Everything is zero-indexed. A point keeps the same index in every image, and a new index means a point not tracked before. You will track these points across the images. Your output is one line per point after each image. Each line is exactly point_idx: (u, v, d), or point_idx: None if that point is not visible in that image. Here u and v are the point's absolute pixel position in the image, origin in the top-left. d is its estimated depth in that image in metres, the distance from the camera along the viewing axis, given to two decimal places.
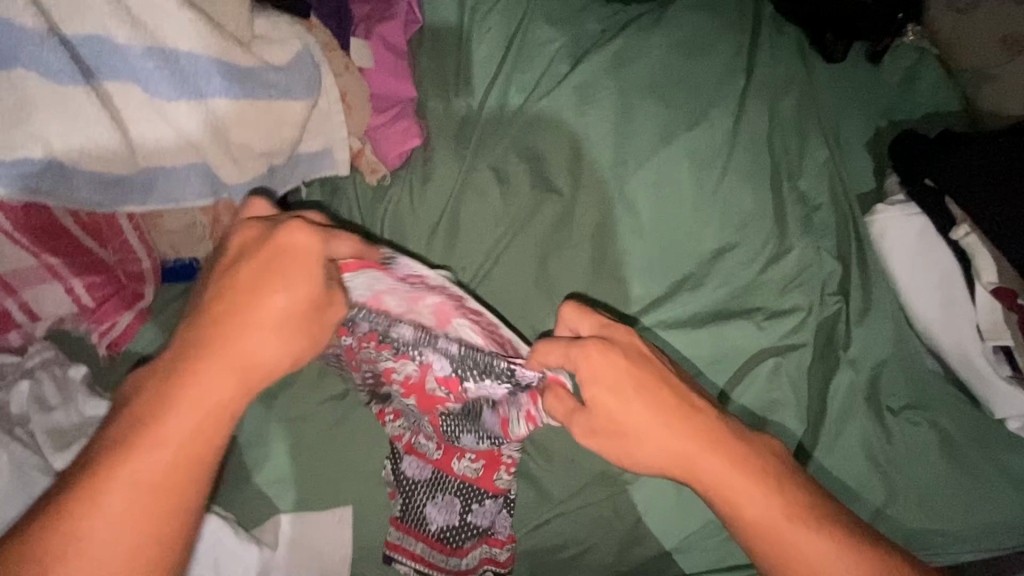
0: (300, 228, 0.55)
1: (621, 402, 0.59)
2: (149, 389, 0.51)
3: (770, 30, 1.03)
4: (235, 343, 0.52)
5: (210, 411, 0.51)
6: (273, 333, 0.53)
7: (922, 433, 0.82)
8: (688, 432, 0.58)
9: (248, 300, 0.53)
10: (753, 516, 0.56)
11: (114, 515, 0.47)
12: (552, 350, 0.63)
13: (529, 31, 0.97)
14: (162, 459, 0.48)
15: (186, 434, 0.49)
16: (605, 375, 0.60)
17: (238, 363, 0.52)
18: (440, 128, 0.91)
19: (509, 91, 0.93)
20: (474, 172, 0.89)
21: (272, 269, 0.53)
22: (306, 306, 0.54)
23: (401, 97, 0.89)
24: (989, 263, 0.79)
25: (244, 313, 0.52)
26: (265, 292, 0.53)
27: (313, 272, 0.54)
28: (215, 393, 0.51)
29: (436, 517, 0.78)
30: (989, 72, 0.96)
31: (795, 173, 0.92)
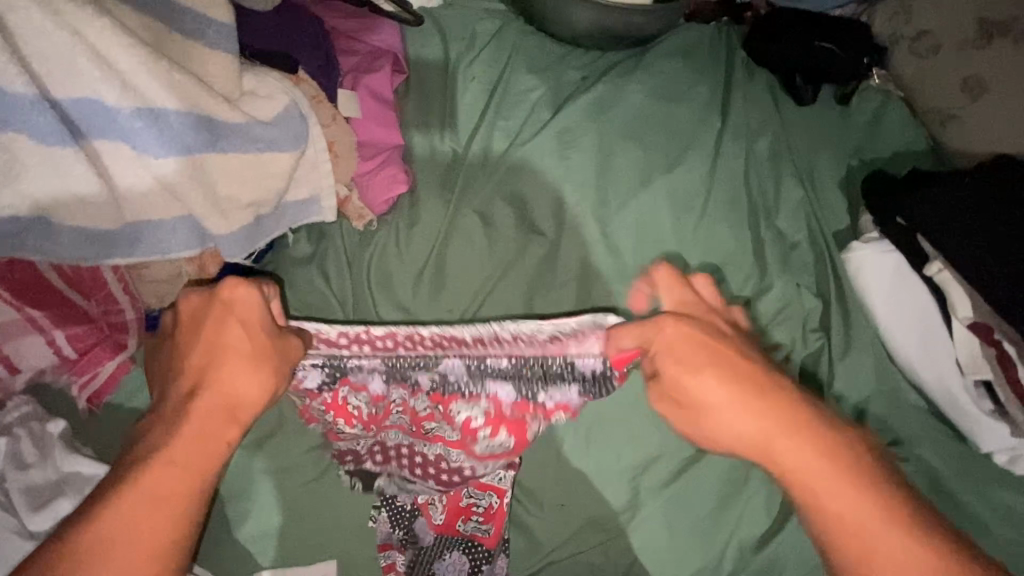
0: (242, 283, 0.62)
1: (700, 377, 0.61)
2: (149, 437, 0.56)
3: (743, 76, 1.08)
4: (216, 381, 0.59)
5: (201, 446, 0.56)
6: (246, 375, 0.59)
7: (909, 468, 0.82)
8: (768, 404, 0.60)
9: (215, 345, 0.60)
10: (836, 508, 0.55)
11: (119, 541, 0.51)
12: (625, 332, 0.66)
13: (511, 80, 1.01)
14: (158, 489, 0.53)
15: (182, 468, 0.54)
16: (681, 348, 0.63)
17: (221, 399, 0.58)
18: (426, 175, 0.93)
19: (493, 137, 0.96)
20: (460, 216, 0.91)
21: (226, 317, 0.61)
22: (262, 340, 0.61)
23: (387, 144, 0.92)
24: (963, 297, 0.81)
25: (216, 361, 0.59)
26: (224, 333, 0.60)
27: (263, 313, 0.62)
28: (202, 426, 0.56)
29: (445, 574, 0.78)
30: (951, 112, 1.00)
31: (772, 213, 0.95)
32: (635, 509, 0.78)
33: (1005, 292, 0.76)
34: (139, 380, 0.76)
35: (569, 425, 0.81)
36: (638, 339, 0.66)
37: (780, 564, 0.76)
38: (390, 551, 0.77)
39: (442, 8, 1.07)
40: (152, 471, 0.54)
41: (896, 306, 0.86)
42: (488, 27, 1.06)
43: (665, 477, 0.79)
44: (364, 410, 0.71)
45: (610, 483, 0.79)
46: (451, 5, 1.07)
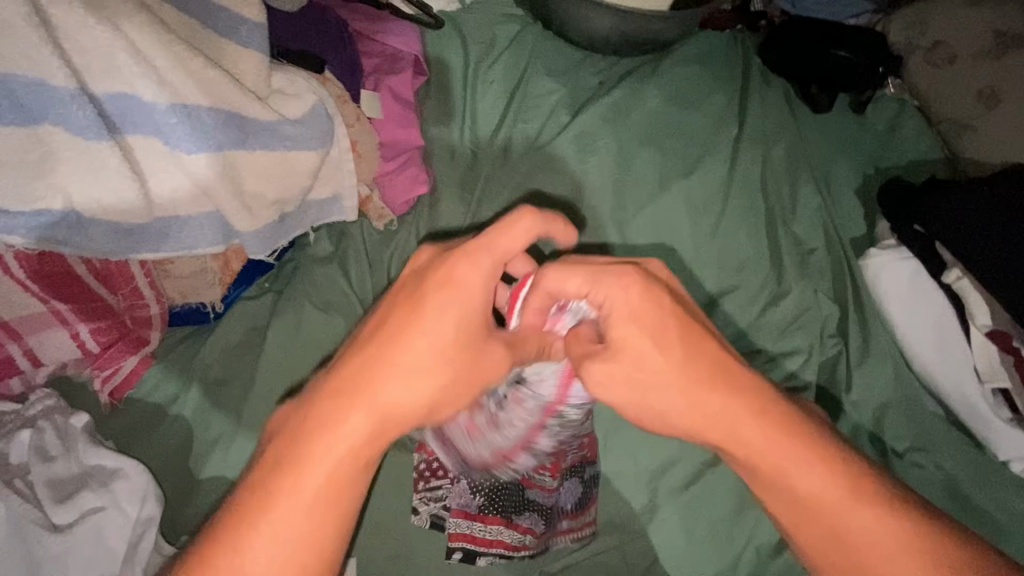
0: (467, 261, 0.51)
1: (644, 341, 0.53)
2: (298, 425, 0.49)
3: (759, 82, 1.08)
4: (384, 387, 0.49)
5: (357, 449, 0.48)
6: (416, 382, 0.49)
7: (928, 475, 0.82)
8: (723, 389, 0.53)
9: (394, 348, 0.49)
10: (795, 484, 0.52)
11: (263, 539, 0.46)
12: (573, 274, 0.55)
13: (530, 83, 1.02)
14: (308, 499, 0.47)
15: (330, 471, 0.48)
16: (635, 311, 0.53)
17: (380, 409, 0.49)
18: (446, 176, 0.94)
19: (512, 140, 0.97)
20: (480, 216, 0.91)
21: (439, 309, 0.50)
22: (459, 349, 0.51)
23: (408, 145, 0.92)
24: (982, 306, 0.81)
25: (390, 354, 0.49)
26: (412, 340, 0.50)
27: (477, 309, 0.51)
28: (361, 440, 0.48)
29: (565, 498, 0.76)
30: (965, 122, 1.01)
31: (789, 218, 0.95)
32: (653, 512, 0.78)
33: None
34: (159, 376, 0.76)
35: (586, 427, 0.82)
36: (587, 289, 0.55)
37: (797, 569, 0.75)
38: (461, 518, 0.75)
39: (461, 10, 1.08)
40: (308, 476, 0.47)
41: (913, 313, 0.86)
42: (507, 30, 1.07)
43: (683, 480, 0.79)
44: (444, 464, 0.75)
45: (628, 484, 0.79)
46: (470, 7, 1.08)
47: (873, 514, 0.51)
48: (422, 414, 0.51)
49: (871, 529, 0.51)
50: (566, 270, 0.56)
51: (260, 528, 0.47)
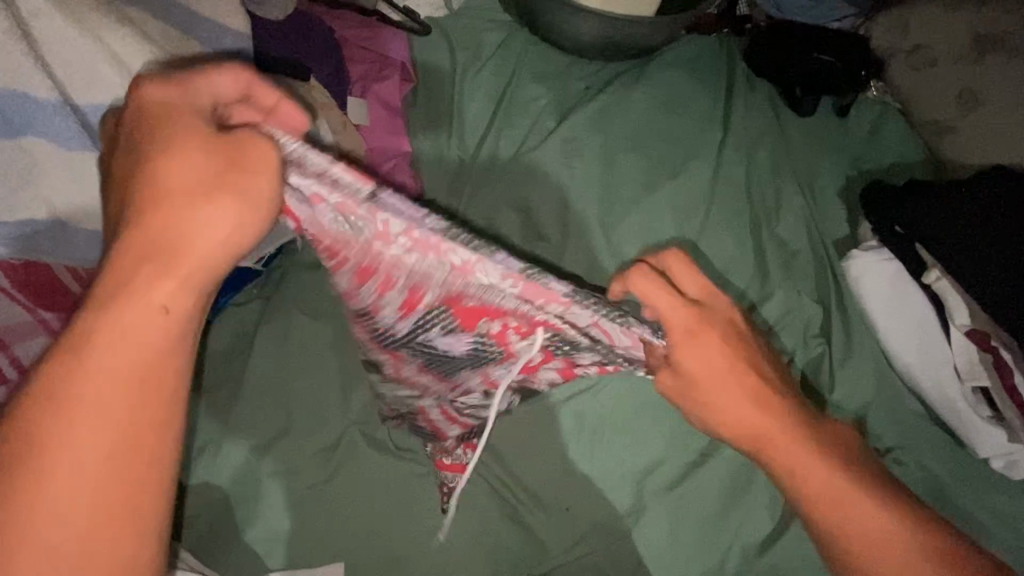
0: (162, 82, 0.45)
1: (705, 356, 0.55)
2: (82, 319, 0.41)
3: (743, 86, 1.10)
4: (163, 229, 0.41)
5: (158, 316, 0.41)
6: (203, 213, 0.42)
7: (910, 473, 0.82)
8: (760, 405, 0.56)
9: (152, 186, 0.42)
10: (820, 496, 0.54)
11: (69, 454, 0.38)
12: (649, 286, 0.55)
13: (517, 89, 1.03)
14: (106, 393, 0.39)
15: (132, 353, 0.40)
16: (694, 337, 0.55)
17: (169, 256, 0.41)
18: (433, 182, 0.95)
19: (499, 145, 0.98)
20: (467, 222, 0.92)
21: (173, 136, 0.43)
22: (220, 164, 0.42)
23: (394, 151, 0.93)
24: (961, 306, 0.83)
25: (156, 198, 0.42)
26: (165, 173, 0.42)
27: (202, 124, 0.44)
28: (155, 296, 0.41)
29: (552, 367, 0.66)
30: (946, 124, 1.02)
31: (773, 221, 0.97)
32: (639, 513, 0.79)
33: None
34: None
35: (573, 429, 0.82)
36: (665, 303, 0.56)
37: (781, 567, 0.76)
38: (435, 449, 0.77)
39: (448, 17, 1.09)
40: (102, 364, 0.40)
41: (893, 310, 0.87)
42: (494, 37, 1.08)
43: (668, 480, 0.80)
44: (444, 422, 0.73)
45: (614, 485, 0.80)
46: (458, 14, 1.09)
47: (891, 530, 0.52)
48: (224, 250, 0.43)
49: (892, 546, 0.52)
50: (649, 278, 0.55)
51: (64, 443, 0.38)
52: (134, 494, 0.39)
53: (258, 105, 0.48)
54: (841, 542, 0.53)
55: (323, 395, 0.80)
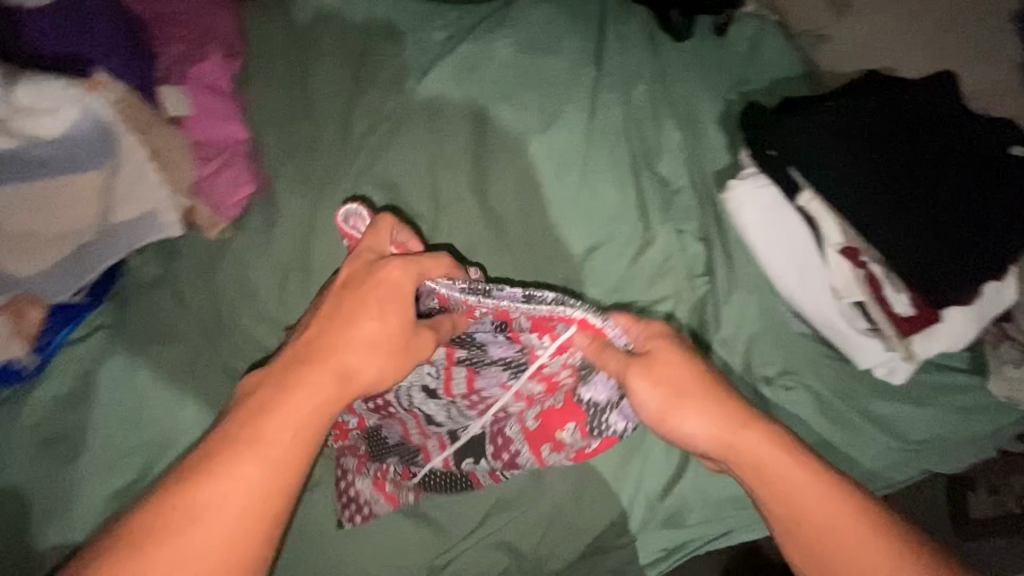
0: (358, 258, 0.65)
1: (675, 366, 0.66)
2: (264, 392, 0.56)
3: (617, 15, 1.03)
4: (331, 347, 0.59)
5: (311, 418, 0.56)
6: (368, 355, 0.60)
7: (798, 396, 0.83)
8: (729, 412, 0.64)
9: (340, 337, 0.60)
10: (790, 487, 0.61)
11: (214, 522, 0.50)
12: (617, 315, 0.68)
13: (369, 50, 0.93)
14: (275, 454, 0.53)
15: (295, 433, 0.54)
16: (662, 348, 0.67)
17: (337, 372, 0.58)
18: (281, 166, 0.84)
19: (354, 116, 0.89)
20: (324, 202, 0.82)
21: (367, 301, 0.61)
22: (395, 335, 0.61)
23: (229, 140, 0.83)
24: (833, 226, 0.82)
25: (343, 329, 0.60)
26: (359, 317, 0.61)
27: (405, 303, 0.62)
28: (307, 413, 0.55)
29: (587, 398, 0.72)
30: (821, 32, 1.01)
31: (653, 161, 0.93)
32: (541, 483, 0.78)
33: (893, 208, 0.78)
34: None
35: None
36: (632, 330, 0.68)
37: (683, 505, 0.81)
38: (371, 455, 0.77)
39: None
40: (250, 454, 0.53)
41: (777, 231, 0.84)
42: None
43: None
44: (439, 436, 0.75)
45: None
46: None
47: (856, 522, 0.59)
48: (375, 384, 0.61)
49: (850, 526, 0.59)
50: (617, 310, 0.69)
51: (226, 474, 0.52)
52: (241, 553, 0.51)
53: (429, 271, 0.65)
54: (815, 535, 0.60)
55: (186, 423, 0.73)
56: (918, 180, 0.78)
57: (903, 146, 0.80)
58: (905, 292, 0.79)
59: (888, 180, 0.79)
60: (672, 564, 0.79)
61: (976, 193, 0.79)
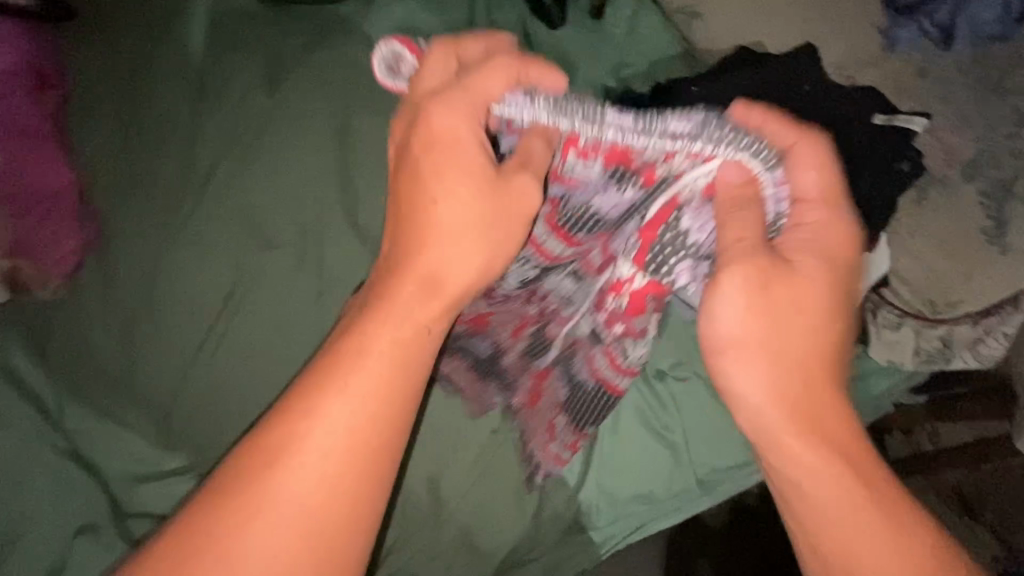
0: (399, 121, 0.52)
1: (802, 290, 0.49)
2: (359, 308, 0.49)
3: (487, 8, 0.97)
4: (423, 243, 0.48)
5: (403, 351, 0.46)
6: (467, 241, 0.48)
7: (691, 386, 0.81)
8: (830, 388, 0.50)
9: (414, 225, 0.48)
10: (836, 497, 0.48)
11: (299, 481, 0.43)
12: (803, 167, 0.50)
13: (212, 66, 0.84)
14: (365, 394, 0.44)
15: (384, 374, 0.45)
16: (810, 256, 0.49)
17: (424, 273, 0.48)
18: (122, 214, 0.79)
19: (199, 143, 0.81)
20: (173, 247, 0.77)
21: (444, 169, 0.48)
22: (495, 198, 0.48)
23: (45, 190, 0.78)
24: None
25: (425, 206, 0.48)
26: (437, 186, 0.47)
27: (472, 151, 0.48)
28: (398, 338, 0.46)
29: (699, 238, 0.55)
30: (694, 9, 0.99)
31: None
32: (440, 514, 0.77)
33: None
34: None
35: None
36: (806, 193, 0.50)
37: (592, 508, 0.80)
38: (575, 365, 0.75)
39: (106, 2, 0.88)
40: (342, 396, 0.44)
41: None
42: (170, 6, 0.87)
43: (463, 474, 0.78)
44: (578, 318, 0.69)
45: (411, 483, 0.77)
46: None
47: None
48: (475, 280, 0.49)
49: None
50: (807, 163, 0.49)
51: (309, 428, 0.44)
52: (322, 521, 0.43)
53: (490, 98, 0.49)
54: (843, 560, 0.47)
55: (42, 504, 0.70)
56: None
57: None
58: None
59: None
60: (600, 558, 0.80)
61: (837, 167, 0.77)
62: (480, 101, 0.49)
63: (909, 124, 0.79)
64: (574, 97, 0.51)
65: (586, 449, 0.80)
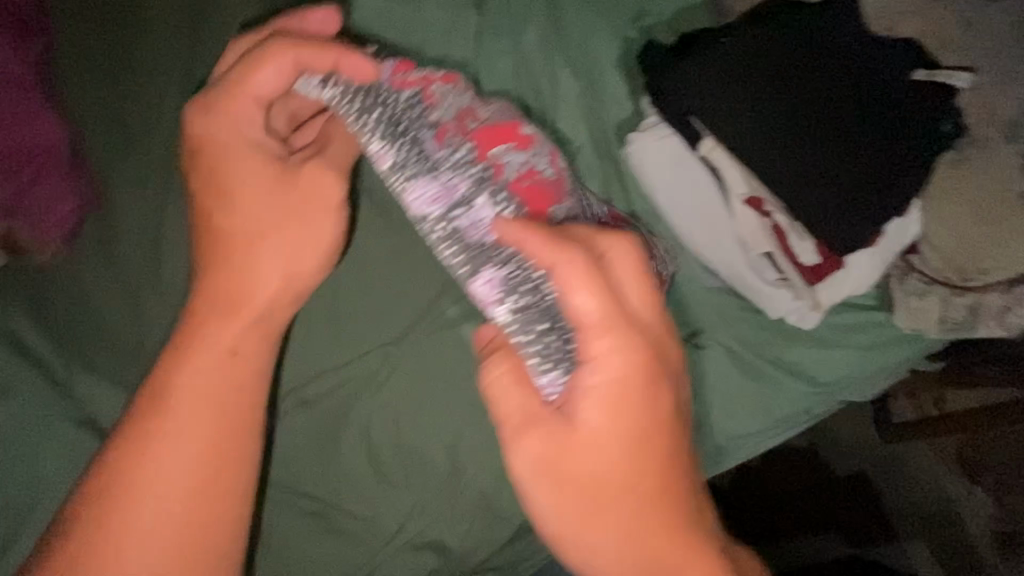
0: (201, 121, 0.58)
1: (601, 428, 0.46)
2: (172, 347, 0.54)
3: None
4: (238, 272, 0.56)
5: (230, 380, 0.53)
6: (282, 258, 0.58)
7: (711, 354, 0.81)
8: (640, 530, 0.46)
9: (220, 251, 0.57)
10: None
11: (135, 531, 0.47)
12: (582, 291, 0.44)
13: (202, 12, 0.78)
14: (189, 428, 0.50)
15: (209, 407, 0.51)
16: (602, 396, 0.46)
17: (238, 298, 0.56)
18: (119, 174, 0.75)
19: (192, 96, 0.76)
20: (172, 209, 0.74)
21: (243, 189, 0.58)
22: (285, 198, 0.58)
23: (34, 146, 0.72)
24: (736, 174, 0.77)
25: (230, 237, 0.58)
26: (237, 217, 0.58)
27: (260, 159, 0.58)
28: (215, 373, 0.52)
29: None
30: None
31: (550, 115, 0.85)
32: (461, 474, 0.77)
33: (793, 145, 0.74)
34: None
35: (377, 418, 0.76)
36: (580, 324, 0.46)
37: None
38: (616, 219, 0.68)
39: None
40: (165, 437, 0.50)
41: (680, 181, 0.79)
42: None
43: (482, 436, 0.77)
44: None
45: (427, 449, 0.76)
46: None
47: None
48: (281, 292, 0.57)
49: None
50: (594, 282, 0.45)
51: (144, 481, 0.48)
52: (174, 556, 0.48)
53: (259, 98, 0.57)
54: None
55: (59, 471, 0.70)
56: (821, 116, 0.74)
57: (804, 79, 0.75)
58: (810, 237, 0.76)
59: (792, 117, 0.74)
60: None
61: (881, 122, 0.75)
62: (254, 96, 0.57)
63: (949, 80, 0.77)
64: (360, 117, 0.56)
65: None
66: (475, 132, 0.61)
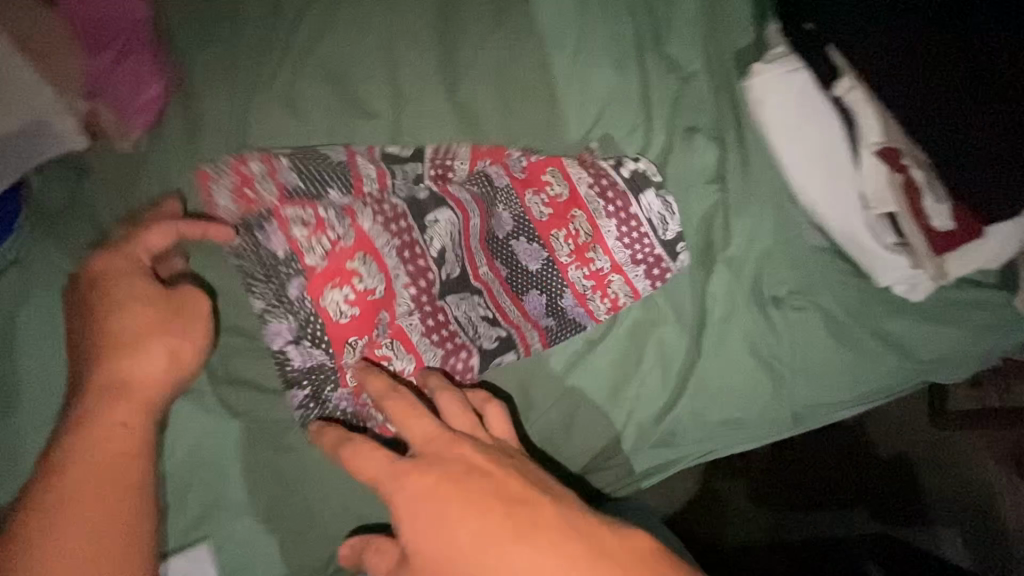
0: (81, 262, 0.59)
1: (466, 523, 0.46)
2: (60, 440, 0.52)
3: None
4: (112, 373, 0.54)
5: (114, 452, 0.52)
6: (159, 352, 0.56)
7: (807, 317, 0.75)
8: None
9: (104, 352, 0.55)
10: None
11: None
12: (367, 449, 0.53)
13: None
14: (85, 495, 0.49)
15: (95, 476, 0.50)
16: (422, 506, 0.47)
17: (126, 389, 0.54)
18: (203, 65, 0.71)
19: None
20: (258, 107, 0.70)
21: (114, 304, 0.56)
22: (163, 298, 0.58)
23: (124, 23, 0.68)
24: (873, 121, 0.69)
25: (110, 338, 0.55)
26: (110, 323, 0.56)
27: (143, 280, 0.58)
28: (100, 455, 0.51)
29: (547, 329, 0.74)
30: None
31: (662, 36, 0.76)
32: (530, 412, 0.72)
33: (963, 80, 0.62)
34: None
35: None
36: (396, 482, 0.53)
37: (677, 432, 0.75)
38: (560, 213, 0.72)
39: None
40: (59, 509, 0.48)
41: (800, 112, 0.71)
42: None
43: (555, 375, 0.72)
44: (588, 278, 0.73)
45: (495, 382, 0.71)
46: None
47: None
48: (169, 376, 0.56)
49: None
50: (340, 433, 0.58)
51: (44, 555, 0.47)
52: None
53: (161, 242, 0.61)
54: None
55: None
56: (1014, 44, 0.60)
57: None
58: (947, 200, 0.68)
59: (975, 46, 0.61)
60: (639, 488, 0.74)
61: None
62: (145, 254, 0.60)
63: None
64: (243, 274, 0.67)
65: (686, 368, 0.74)
66: (313, 269, 0.65)
